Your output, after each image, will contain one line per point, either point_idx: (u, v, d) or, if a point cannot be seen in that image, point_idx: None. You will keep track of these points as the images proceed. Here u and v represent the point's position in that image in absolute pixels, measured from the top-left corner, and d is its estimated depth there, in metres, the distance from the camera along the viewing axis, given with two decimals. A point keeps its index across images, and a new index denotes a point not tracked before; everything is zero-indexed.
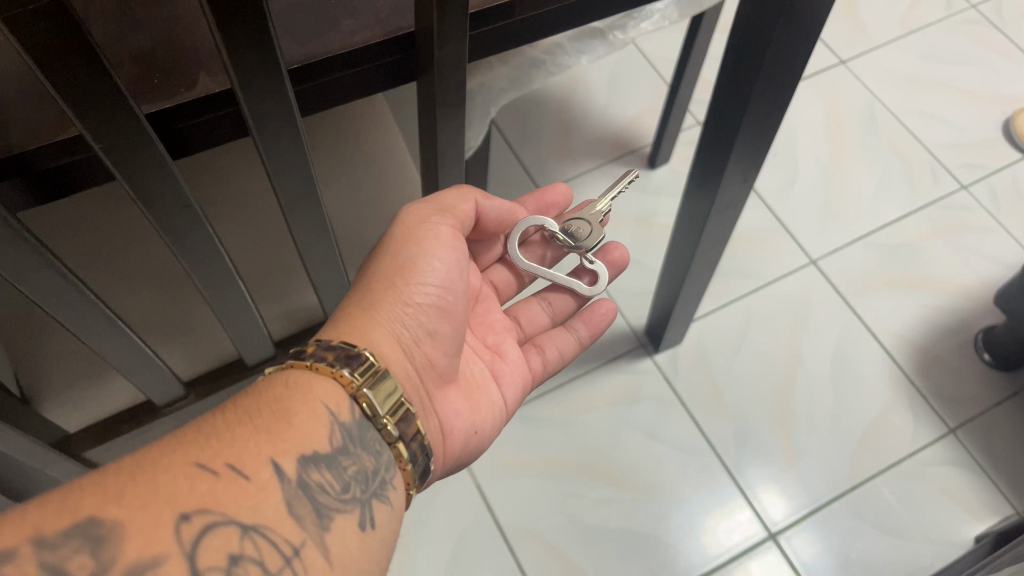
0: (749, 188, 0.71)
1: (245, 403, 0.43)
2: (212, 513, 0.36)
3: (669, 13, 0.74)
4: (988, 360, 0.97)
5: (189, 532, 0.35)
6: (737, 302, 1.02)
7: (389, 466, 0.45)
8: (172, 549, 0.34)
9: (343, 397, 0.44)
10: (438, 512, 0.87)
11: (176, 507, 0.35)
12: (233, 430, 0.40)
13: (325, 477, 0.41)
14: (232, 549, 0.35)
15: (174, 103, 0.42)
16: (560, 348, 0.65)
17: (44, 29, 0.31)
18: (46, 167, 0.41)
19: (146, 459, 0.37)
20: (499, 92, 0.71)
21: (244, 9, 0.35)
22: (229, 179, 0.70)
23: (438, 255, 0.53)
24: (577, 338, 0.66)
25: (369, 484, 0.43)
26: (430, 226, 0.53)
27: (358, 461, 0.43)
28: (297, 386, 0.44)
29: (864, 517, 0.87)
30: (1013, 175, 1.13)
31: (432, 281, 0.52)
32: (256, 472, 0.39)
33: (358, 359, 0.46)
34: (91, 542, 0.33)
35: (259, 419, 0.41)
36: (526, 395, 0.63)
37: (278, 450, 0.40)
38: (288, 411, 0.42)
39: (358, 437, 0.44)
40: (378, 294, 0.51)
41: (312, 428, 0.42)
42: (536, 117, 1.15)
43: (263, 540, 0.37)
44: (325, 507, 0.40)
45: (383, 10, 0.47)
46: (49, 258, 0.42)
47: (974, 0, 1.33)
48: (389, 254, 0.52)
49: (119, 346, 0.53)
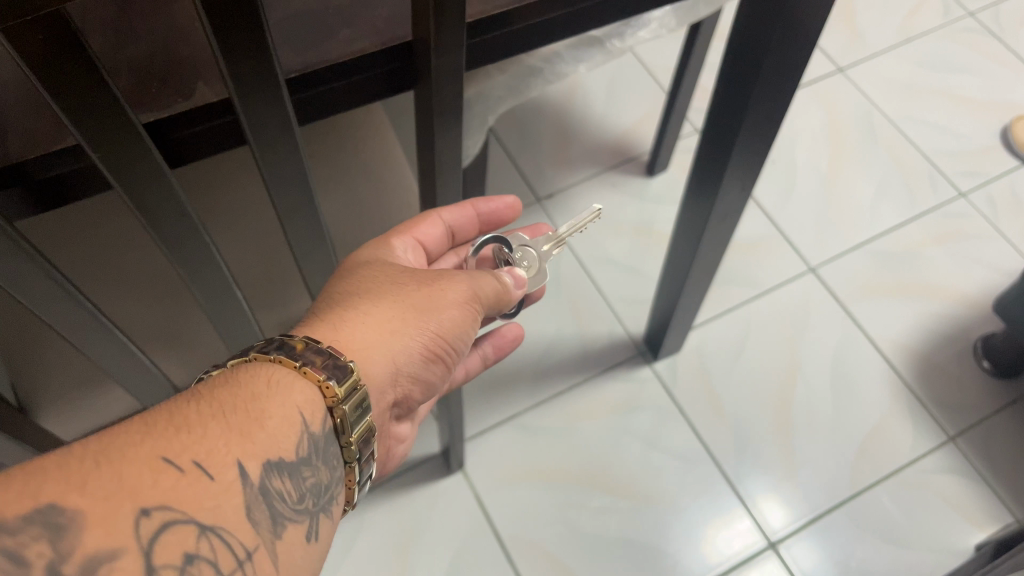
0: (747, 197, 0.71)
1: (221, 394, 0.39)
2: (174, 511, 0.33)
3: (666, 21, 0.74)
4: (987, 367, 0.97)
5: (148, 528, 0.32)
6: (737, 310, 1.02)
7: (338, 481, 0.44)
8: (130, 544, 0.31)
9: (319, 407, 0.42)
10: (436, 522, 0.87)
11: (138, 500, 0.32)
12: (204, 425, 0.37)
13: (285, 485, 0.38)
14: (188, 547, 0.32)
15: (172, 112, 0.42)
16: (466, 367, 0.64)
17: (38, 41, 0.31)
18: (44, 177, 0.41)
19: (113, 443, 0.34)
20: (496, 101, 0.71)
21: (241, 18, 0.35)
22: (227, 185, 0.69)
23: (468, 322, 0.50)
24: (482, 357, 0.64)
25: (320, 498, 0.41)
26: (476, 297, 0.51)
27: (317, 474, 0.41)
28: (278, 387, 0.41)
29: (864, 525, 0.87)
30: (1012, 182, 1.13)
31: (451, 343, 0.50)
32: (221, 473, 0.35)
33: (345, 371, 0.43)
34: (51, 530, 0.30)
35: (232, 417, 0.38)
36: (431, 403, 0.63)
37: (246, 452, 0.37)
38: (264, 412, 0.39)
39: (322, 449, 0.41)
40: (396, 334, 0.47)
41: (284, 435, 0.39)
42: (535, 126, 1.15)
43: (220, 541, 0.34)
44: (281, 514, 0.38)
45: (380, 20, 0.47)
46: (48, 268, 0.42)
47: (972, 8, 1.33)
48: (424, 296, 0.49)
49: (118, 357, 0.53)
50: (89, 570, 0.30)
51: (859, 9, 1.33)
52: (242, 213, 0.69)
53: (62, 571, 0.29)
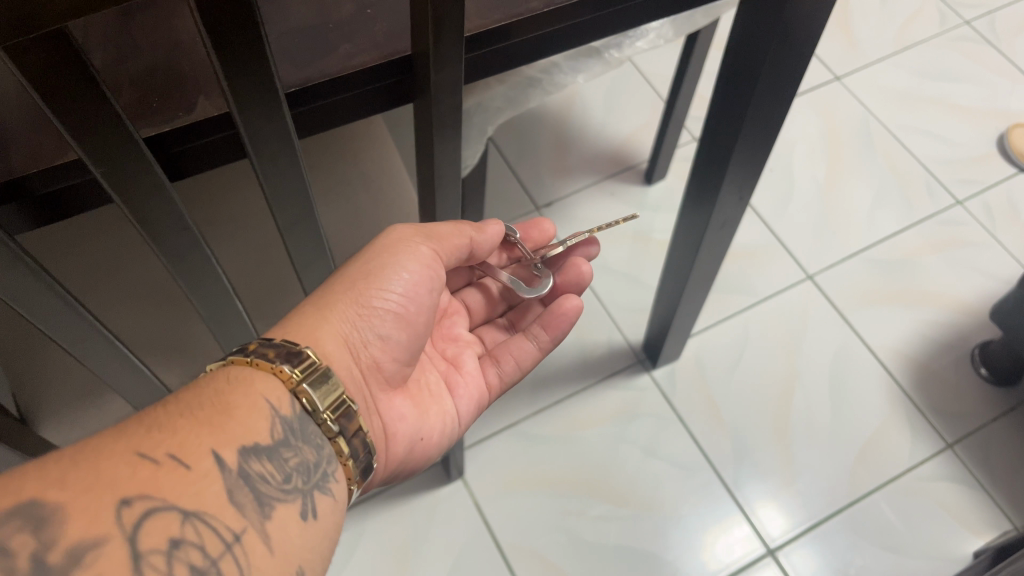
0: (744, 206, 0.72)
1: (185, 397, 0.41)
2: (154, 499, 0.35)
3: (664, 32, 0.74)
4: (986, 375, 0.97)
5: (131, 516, 0.33)
6: (735, 317, 1.02)
7: (330, 460, 0.44)
8: (113, 532, 0.33)
9: (283, 392, 0.43)
10: (435, 530, 0.87)
11: (118, 491, 0.34)
12: (174, 421, 0.39)
13: (265, 467, 0.40)
14: (173, 533, 0.34)
15: (172, 126, 0.43)
16: (516, 357, 0.62)
17: (42, 57, 0.32)
18: (44, 191, 0.41)
19: (89, 448, 0.36)
20: (495, 111, 0.71)
21: (239, 36, 0.35)
22: (227, 196, 0.70)
23: (407, 266, 0.51)
24: (536, 344, 0.62)
25: (310, 476, 0.42)
26: (410, 244, 0.52)
27: (300, 453, 0.42)
28: (237, 381, 0.42)
29: (863, 532, 0.87)
30: (1009, 190, 1.14)
31: (396, 291, 0.51)
32: (197, 462, 0.37)
33: (299, 356, 0.44)
34: (33, 522, 0.32)
35: (200, 412, 0.40)
36: (482, 409, 0.62)
37: (219, 441, 0.39)
38: (230, 403, 0.41)
39: (299, 431, 0.42)
40: (338, 294, 0.50)
41: (253, 420, 0.41)
42: (533, 135, 1.15)
43: (205, 525, 0.35)
44: (266, 496, 0.39)
45: (379, 35, 0.48)
46: (50, 282, 0.42)
47: (968, 17, 1.34)
48: (360, 261, 0.51)
49: (119, 370, 0.54)
50: (76, 557, 0.31)
51: (856, 18, 1.34)
52: (243, 221, 0.69)
53: (47, 559, 0.31)
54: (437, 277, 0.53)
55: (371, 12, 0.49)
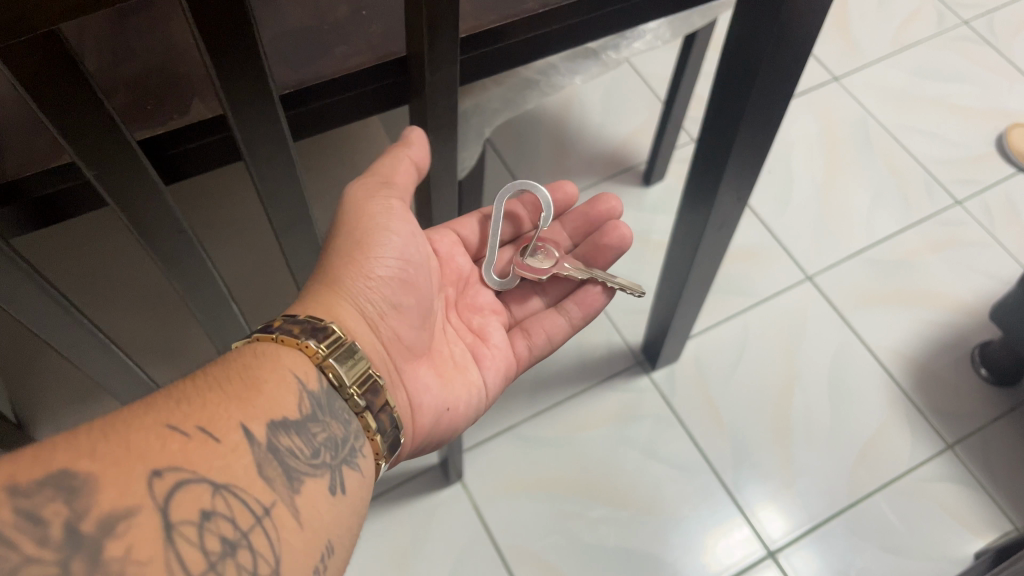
0: (742, 207, 0.72)
1: (213, 370, 0.41)
2: (185, 471, 0.34)
3: (661, 33, 0.74)
4: (985, 375, 0.97)
5: (162, 487, 0.33)
6: (734, 318, 1.02)
7: (357, 435, 0.44)
8: (145, 501, 0.32)
9: (309, 367, 0.43)
10: (436, 534, 0.87)
11: (149, 462, 0.33)
12: (203, 395, 0.38)
13: (294, 442, 0.40)
14: (204, 505, 0.34)
15: (167, 128, 0.42)
16: (548, 331, 0.61)
17: (33, 58, 0.31)
18: (38, 195, 0.41)
19: (116, 417, 0.35)
20: (492, 113, 0.71)
21: (235, 38, 0.35)
22: (224, 202, 0.70)
23: (398, 228, 0.50)
24: (568, 320, 0.61)
25: (339, 451, 0.42)
26: (381, 200, 0.49)
27: (328, 428, 0.42)
28: (264, 355, 0.42)
29: (863, 533, 0.87)
30: (1008, 190, 1.13)
31: (393, 255, 0.50)
32: (227, 435, 0.37)
33: (324, 332, 0.44)
34: (66, 492, 0.31)
35: (229, 386, 0.40)
36: (510, 382, 0.60)
37: (248, 415, 0.38)
38: (258, 377, 0.41)
39: (326, 405, 0.43)
40: (340, 269, 0.48)
41: (282, 395, 0.40)
42: (531, 136, 1.15)
43: (235, 497, 0.35)
44: (295, 471, 0.39)
45: (374, 36, 0.48)
46: (44, 285, 0.42)
47: (965, 17, 1.34)
48: (344, 229, 0.49)
49: (112, 372, 0.53)
50: (108, 527, 0.31)
51: (853, 19, 1.34)
52: (240, 225, 0.70)
53: (81, 528, 0.30)
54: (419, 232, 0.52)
55: (365, 13, 0.49)
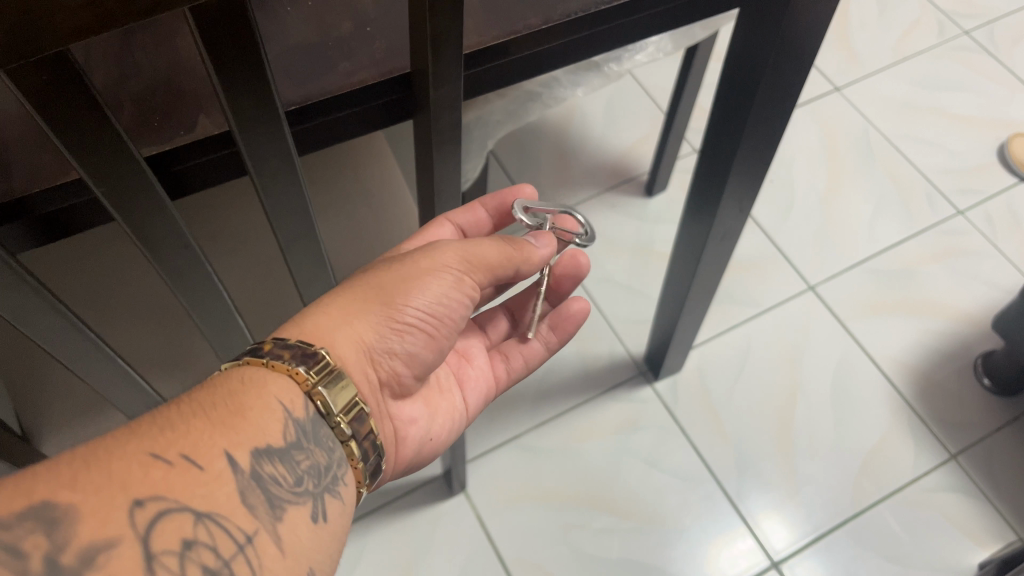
0: (745, 218, 0.72)
1: (198, 396, 0.40)
2: (167, 500, 0.34)
3: (663, 45, 0.74)
4: (988, 384, 0.97)
5: (143, 517, 0.33)
6: (737, 329, 1.02)
7: (341, 462, 0.44)
8: (125, 532, 0.32)
9: (297, 395, 0.43)
10: (437, 545, 0.87)
11: (130, 492, 0.33)
12: (187, 421, 0.38)
13: (277, 469, 0.40)
14: (185, 534, 0.34)
15: (172, 145, 0.43)
16: (525, 356, 0.63)
17: (43, 79, 0.32)
18: (46, 212, 0.41)
19: (101, 447, 0.35)
20: (495, 125, 0.72)
21: (241, 58, 0.36)
22: (226, 213, 0.70)
23: (444, 286, 0.50)
24: (544, 344, 0.63)
25: (321, 479, 0.42)
26: (442, 273, 0.50)
27: (312, 456, 0.42)
28: (251, 382, 0.42)
29: (866, 543, 0.87)
30: (1010, 200, 1.14)
31: (431, 310, 0.49)
32: (210, 463, 0.37)
33: (315, 357, 0.44)
34: (46, 523, 0.31)
35: (213, 413, 0.39)
36: (489, 402, 0.62)
37: (232, 441, 0.38)
38: (243, 404, 0.40)
39: (311, 433, 0.42)
40: (368, 310, 0.48)
41: (266, 423, 0.40)
42: (534, 147, 1.15)
43: (217, 525, 0.35)
44: (278, 498, 0.39)
45: (378, 52, 0.48)
46: (50, 300, 0.42)
47: (966, 26, 1.34)
48: (392, 280, 0.49)
49: (115, 385, 0.53)
50: (87, 560, 0.31)
51: (855, 28, 1.34)
52: (244, 237, 0.70)
53: (60, 561, 0.30)
54: (471, 300, 0.52)
55: (370, 30, 0.50)
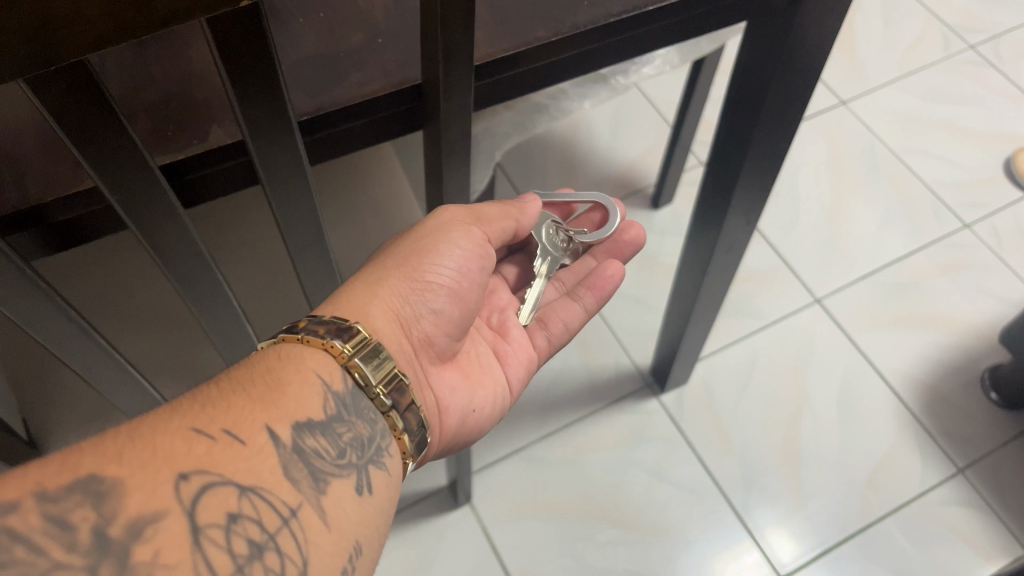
0: (751, 230, 0.72)
1: (237, 374, 0.41)
2: (212, 473, 0.34)
3: (670, 57, 0.75)
4: (995, 399, 0.97)
5: (189, 491, 0.33)
6: (742, 342, 1.02)
7: (383, 434, 0.43)
8: (172, 505, 0.32)
9: (335, 368, 0.43)
10: (445, 553, 0.87)
11: (175, 466, 0.33)
12: (227, 398, 0.38)
13: (320, 443, 0.39)
14: (230, 507, 0.34)
15: (184, 154, 0.44)
16: (564, 320, 0.61)
17: (61, 87, 0.32)
18: (60, 220, 0.42)
19: (144, 424, 0.35)
20: (503, 136, 0.72)
21: (257, 68, 0.36)
22: (236, 224, 0.70)
23: (459, 244, 0.50)
24: (583, 306, 0.61)
25: (365, 451, 0.42)
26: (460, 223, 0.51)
27: (354, 428, 0.42)
28: (289, 357, 0.42)
29: (875, 559, 0.86)
30: (1015, 214, 1.14)
31: (449, 269, 0.50)
32: (252, 437, 0.37)
33: (350, 332, 0.44)
34: (92, 497, 0.31)
35: (253, 388, 0.39)
36: (532, 375, 0.61)
37: (272, 416, 0.38)
38: (282, 380, 0.40)
39: (351, 405, 0.42)
40: (388, 271, 0.49)
41: (307, 396, 0.40)
42: (539, 159, 1.16)
43: (261, 499, 0.35)
44: (321, 471, 0.38)
45: (389, 63, 0.49)
46: (64, 308, 0.43)
47: (972, 41, 1.35)
48: (411, 238, 0.50)
49: (127, 392, 0.54)
50: (136, 532, 0.31)
51: (860, 42, 1.35)
52: (251, 246, 0.70)
53: (109, 532, 0.30)
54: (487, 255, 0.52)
55: (380, 40, 0.50)
